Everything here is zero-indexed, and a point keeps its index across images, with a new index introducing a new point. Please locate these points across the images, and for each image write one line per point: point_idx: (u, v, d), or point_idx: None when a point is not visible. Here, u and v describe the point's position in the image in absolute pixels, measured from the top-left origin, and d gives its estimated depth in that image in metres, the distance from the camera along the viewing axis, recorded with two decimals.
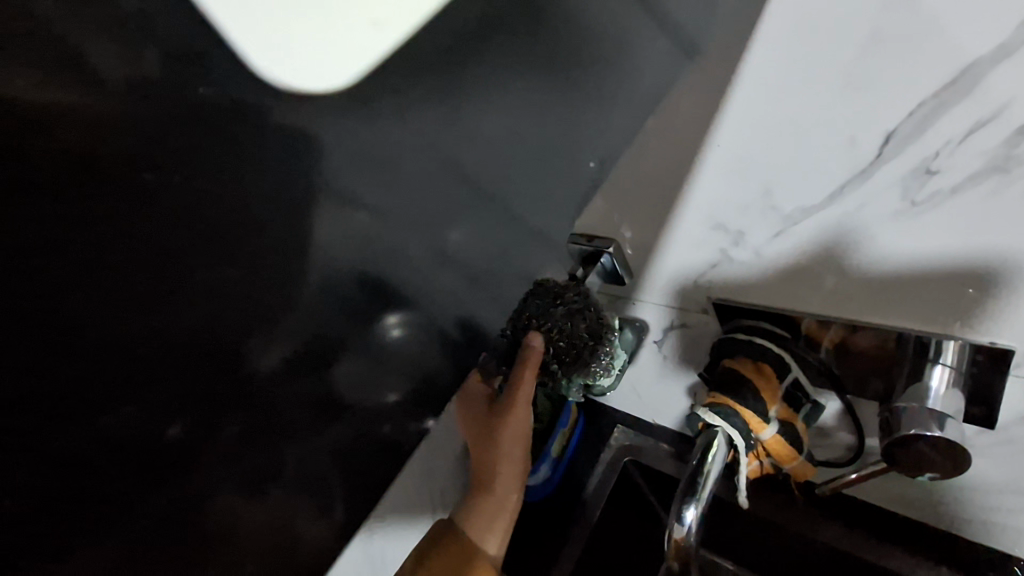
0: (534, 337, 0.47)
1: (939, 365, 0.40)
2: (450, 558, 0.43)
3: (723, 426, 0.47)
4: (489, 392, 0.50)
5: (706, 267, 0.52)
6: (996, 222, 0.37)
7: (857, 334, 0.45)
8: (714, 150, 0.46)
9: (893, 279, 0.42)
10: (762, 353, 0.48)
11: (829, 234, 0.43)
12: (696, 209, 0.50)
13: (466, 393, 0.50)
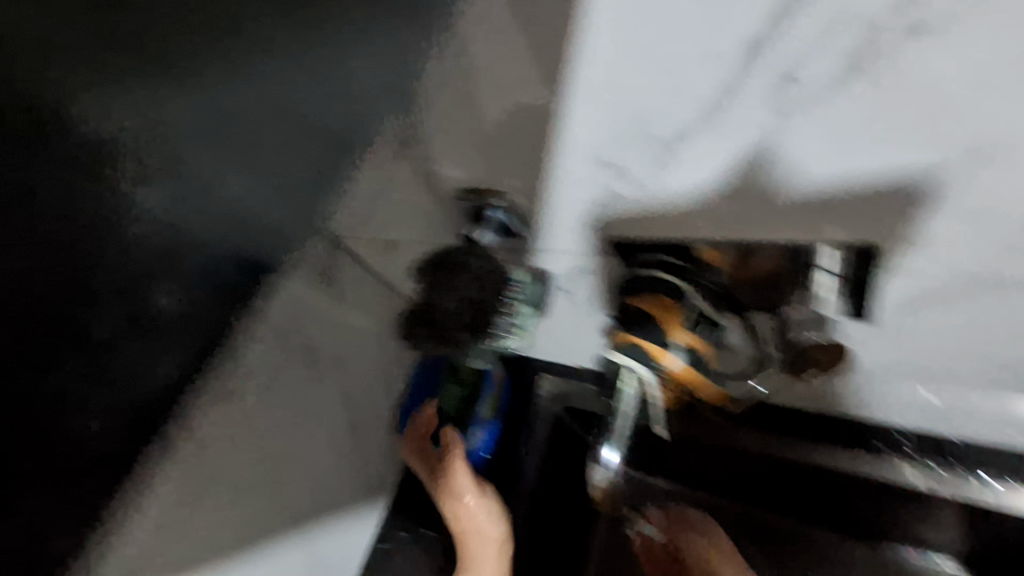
0: None
1: (826, 273, 0.44)
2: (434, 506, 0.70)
3: (631, 364, 0.47)
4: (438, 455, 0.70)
5: (594, 207, 0.47)
6: (881, 128, 0.36)
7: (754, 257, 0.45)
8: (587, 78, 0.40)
9: (814, 202, 0.40)
10: (663, 286, 0.47)
11: (716, 155, 0.40)
12: (576, 146, 0.44)
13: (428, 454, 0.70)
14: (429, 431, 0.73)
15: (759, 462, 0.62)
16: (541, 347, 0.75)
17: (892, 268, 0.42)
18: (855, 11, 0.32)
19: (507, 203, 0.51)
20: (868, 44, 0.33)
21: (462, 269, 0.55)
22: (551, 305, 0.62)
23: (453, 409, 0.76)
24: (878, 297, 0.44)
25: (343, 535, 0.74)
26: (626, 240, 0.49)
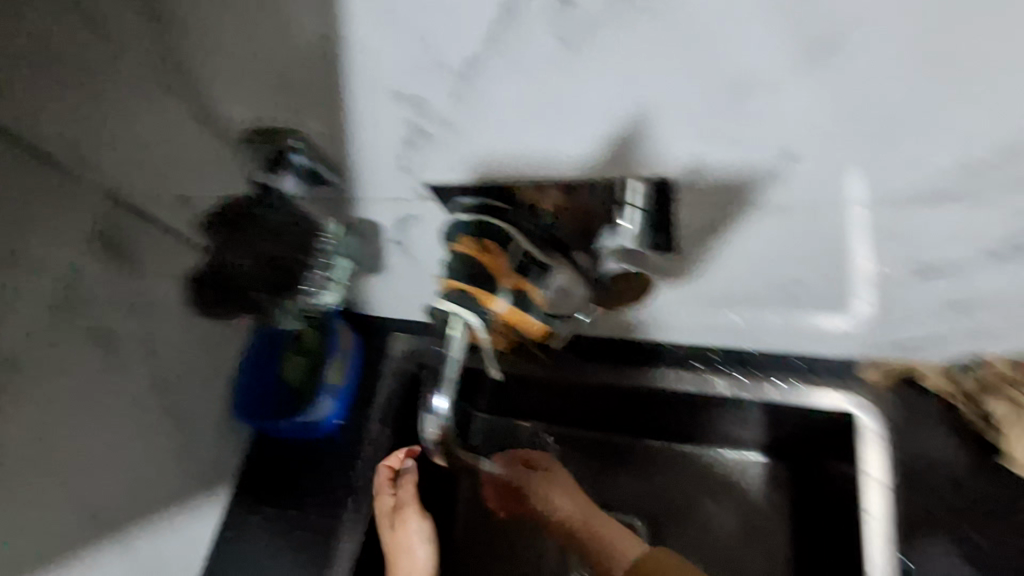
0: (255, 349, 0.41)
1: (630, 207, 0.41)
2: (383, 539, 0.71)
3: (455, 311, 0.46)
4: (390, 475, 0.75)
5: (407, 146, 0.42)
6: (728, 87, 0.31)
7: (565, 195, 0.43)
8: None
9: (649, 144, 0.36)
10: (486, 230, 0.45)
11: (514, 94, 0.35)
12: (365, 79, 0.37)
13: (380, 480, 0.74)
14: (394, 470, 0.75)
15: (585, 390, 0.72)
16: (386, 307, 0.81)
17: (683, 197, 0.41)
18: None
19: (307, 142, 0.44)
20: None
21: (262, 225, 0.53)
22: (385, 256, 0.59)
23: (302, 376, 0.79)
24: (679, 222, 0.44)
25: (180, 533, 0.72)
26: (446, 184, 0.45)
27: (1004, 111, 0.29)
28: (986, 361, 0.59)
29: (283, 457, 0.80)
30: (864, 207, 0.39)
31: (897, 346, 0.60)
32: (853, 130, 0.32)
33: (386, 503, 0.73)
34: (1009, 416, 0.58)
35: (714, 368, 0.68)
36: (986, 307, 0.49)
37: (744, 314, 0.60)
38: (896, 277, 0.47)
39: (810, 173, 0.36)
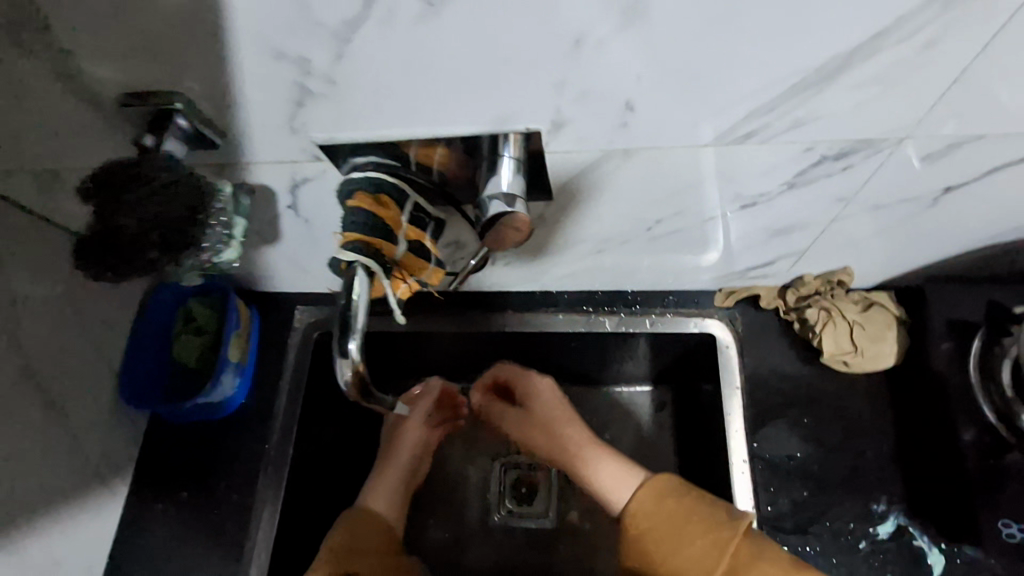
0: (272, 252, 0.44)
1: (506, 156, 0.46)
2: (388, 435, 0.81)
3: (357, 259, 0.47)
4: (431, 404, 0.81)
5: (294, 106, 0.43)
6: (585, 44, 0.36)
7: (447, 155, 0.49)
8: None
9: (526, 95, 0.41)
10: (379, 185, 0.48)
11: (393, 50, 0.37)
12: (244, 36, 0.38)
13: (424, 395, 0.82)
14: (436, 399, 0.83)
15: (483, 339, 0.79)
16: (283, 281, 0.82)
17: (552, 148, 0.47)
18: None
19: (189, 104, 0.43)
20: None
21: (135, 182, 0.41)
22: (280, 223, 0.62)
23: (198, 357, 0.79)
24: (549, 171, 0.50)
25: (79, 533, 0.71)
26: (338, 144, 0.48)
27: (796, 60, 0.37)
28: (801, 278, 0.71)
29: (186, 442, 0.80)
30: (690, 150, 0.47)
31: (741, 275, 0.72)
32: (671, 84, 0.39)
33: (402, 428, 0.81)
34: (822, 317, 0.70)
35: (597, 309, 0.77)
36: (797, 232, 0.61)
37: (616, 257, 0.68)
38: (726, 212, 0.57)
39: (645, 123, 0.43)
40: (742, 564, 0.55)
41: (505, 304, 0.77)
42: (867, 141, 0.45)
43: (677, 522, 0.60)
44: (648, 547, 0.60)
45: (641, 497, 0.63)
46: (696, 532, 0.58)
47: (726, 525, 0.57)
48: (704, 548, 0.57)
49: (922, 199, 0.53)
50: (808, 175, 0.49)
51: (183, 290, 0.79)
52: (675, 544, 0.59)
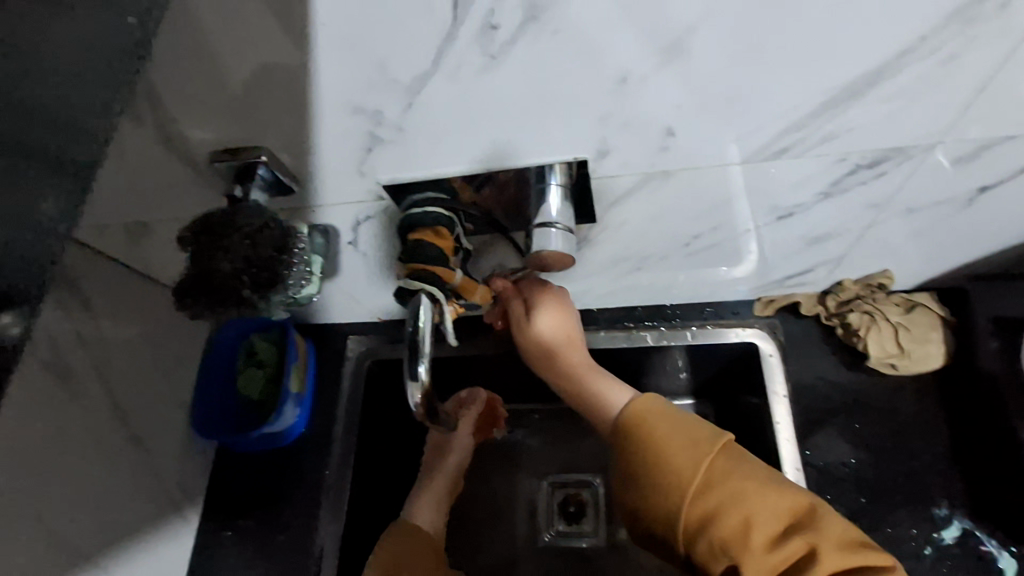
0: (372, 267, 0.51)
1: (553, 185, 0.50)
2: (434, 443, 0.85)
3: (423, 286, 0.51)
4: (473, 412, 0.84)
5: (364, 151, 0.48)
6: (632, 81, 0.40)
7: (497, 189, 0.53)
8: (317, 29, 0.37)
9: (577, 128, 0.45)
10: (437, 218, 0.52)
11: (457, 98, 0.41)
12: (325, 95, 0.42)
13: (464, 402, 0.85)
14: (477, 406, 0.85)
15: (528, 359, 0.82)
16: (337, 313, 0.86)
17: (597, 174, 0.51)
18: None
19: (271, 156, 0.49)
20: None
21: (229, 229, 0.46)
22: (340, 259, 0.67)
23: (260, 390, 0.83)
24: (592, 197, 0.54)
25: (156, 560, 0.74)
26: (400, 183, 0.52)
27: (829, 80, 0.40)
28: (841, 284, 0.72)
29: (250, 471, 0.84)
30: (727, 168, 0.50)
31: (779, 284, 0.74)
32: (711, 110, 0.42)
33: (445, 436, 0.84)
34: (864, 322, 0.71)
35: (637, 325, 0.80)
36: (833, 239, 0.62)
37: (655, 273, 0.71)
38: (763, 223, 0.59)
39: (685, 146, 0.46)
40: (719, 476, 0.51)
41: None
42: (897, 149, 0.47)
43: (663, 435, 0.55)
44: (633, 457, 0.55)
45: (633, 411, 0.57)
46: (677, 440, 0.54)
47: (705, 437, 0.54)
48: (685, 456, 0.53)
49: (957, 199, 0.55)
50: (843, 184, 0.52)
51: (245, 325, 0.83)
52: (661, 449, 0.54)
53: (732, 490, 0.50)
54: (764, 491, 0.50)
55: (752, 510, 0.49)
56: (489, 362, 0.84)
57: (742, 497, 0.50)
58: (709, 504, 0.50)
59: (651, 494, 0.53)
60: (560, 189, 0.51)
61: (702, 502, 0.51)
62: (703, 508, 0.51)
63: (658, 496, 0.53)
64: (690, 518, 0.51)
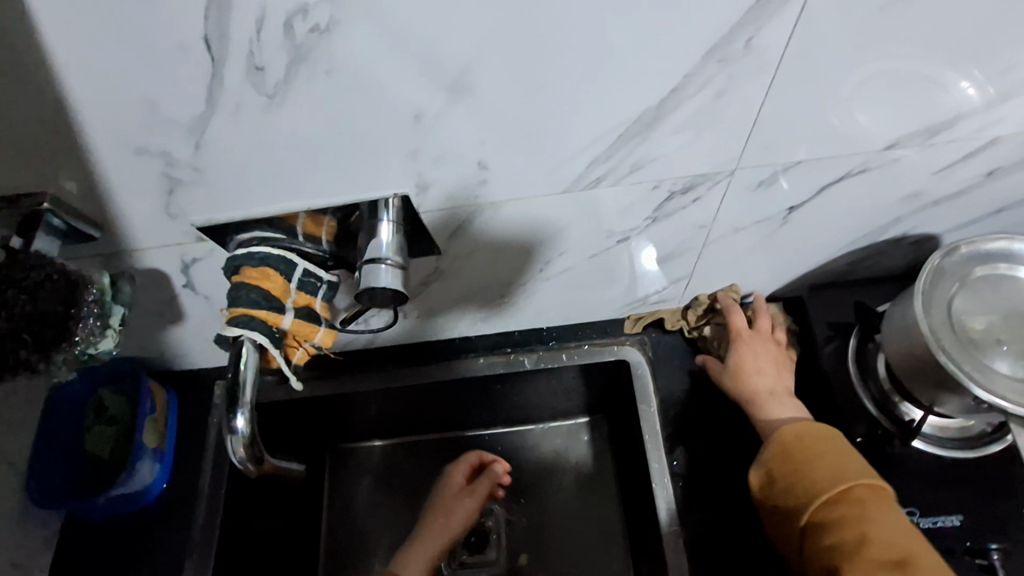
0: (230, 315, 0.49)
1: (383, 221, 0.49)
2: (438, 497, 0.83)
3: (246, 333, 0.48)
4: (493, 479, 0.83)
5: (166, 194, 0.45)
6: (425, 117, 0.40)
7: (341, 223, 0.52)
8: (70, 73, 0.35)
9: (388, 163, 0.44)
10: (264, 259, 0.50)
11: (248, 136, 0.41)
12: (103, 139, 0.40)
13: (467, 458, 0.86)
14: (494, 473, 0.84)
15: (405, 390, 0.82)
16: (200, 359, 0.81)
17: (426, 208, 0.50)
18: (311, 6, 0.33)
19: (58, 202, 0.44)
20: (302, 38, 0.35)
21: (4, 283, 0.41)
22: (181, 303, 0.63)
23: (111, 448, 0.77)
24: (429, 230, 0.54)
25: None
26: (218, 224, 0.50)
27: (612, 114, 0.42)
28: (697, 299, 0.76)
29: (104, 538, 0.76)
30: (552, 198, 0.51)
31: (639, 302, 0.77)
32: (514, 144, 0.44)
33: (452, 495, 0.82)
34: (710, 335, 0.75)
35: (516, 352, 0.81)
36: (678, 259, 0.65)
37: (522, 298, 0.71)
38: (606, 247, 0.61)
39: (502, 178, 0.47)
40: (861, 500, 0.52)
41: (426, 357, 0.83)
42: (703, 176, 0.50)
43: (822, 450, 0.56)
44: (778, 456, 0.58)
45: (800, 427, 0.59)
46: (836, 461, 0.55)
47: (860, 469, 0.54)
48: (835, 468, 0.55)
49: (772, 219, 0.58)
50: (665, 208, 0.54)
51: (93, 379, 0.76)
52: (808, 461, 0.56)
53: (862, 512, 0.51)
54: (896, 533, 0.50)
55: (873, 533, 0.50)
56: (369, 397, 0.82)
57: (866, 521, 0.51)
58: (835, 513, 0.52)
59: (786, 493, 0.56)
60: (395, 225, 0.50)
61: (828, 510, 0.53)
62: (829, 513, 0.52)
63: (785, 494, 0.55)
64: (810, 520, 0.53)
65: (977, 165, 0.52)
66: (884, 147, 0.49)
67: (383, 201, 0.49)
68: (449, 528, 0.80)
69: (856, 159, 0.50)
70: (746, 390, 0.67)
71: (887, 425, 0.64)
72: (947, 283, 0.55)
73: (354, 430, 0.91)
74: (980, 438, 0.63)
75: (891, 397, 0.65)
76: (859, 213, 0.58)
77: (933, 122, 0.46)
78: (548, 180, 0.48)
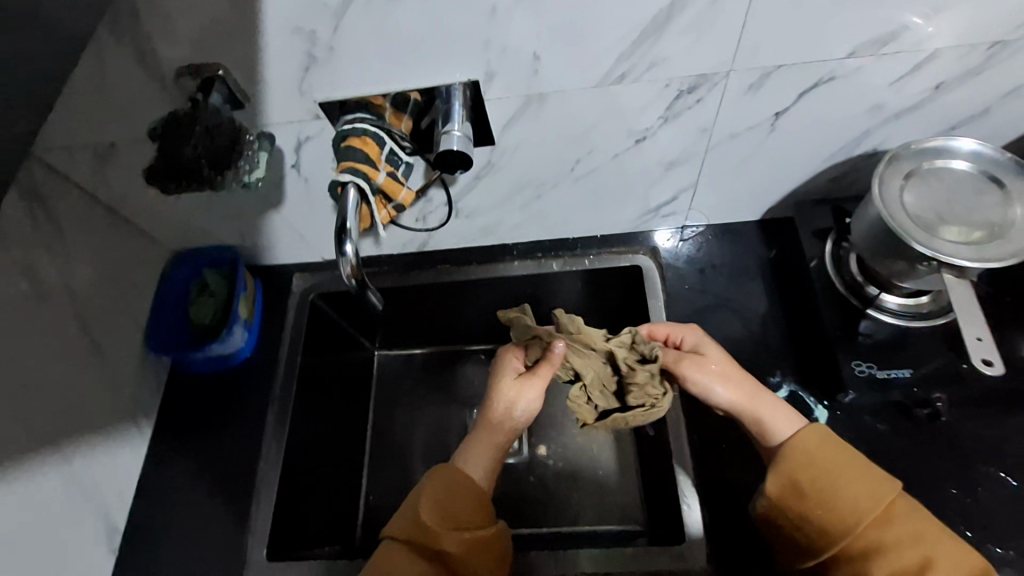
0: (342, 169, 0.64)
1: (457, 90, 0.64)
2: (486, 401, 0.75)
3: (351, 180, 0.63)
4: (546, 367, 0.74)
5: (303, 70, 0.61)
6: (501, 12, 0.56)
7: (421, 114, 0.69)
8: None
9: (467, 51, 0.60)
10: (364, 131, 0.65)
11: (373, 21, 0.56)
12: (272, 18, 0.56)
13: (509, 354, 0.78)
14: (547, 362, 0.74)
15: (452, 288, 0.97)
16: (284, 254, 0.98)
17: (491, 97, 0.66)
18: None
19: (227, 72, 0.61)
20: None
21: (193, 123, 0.58)
22: (285, 184, 0.79)
23: (211, 317, 0.90)
24: (490, 120, 0.69)
25: (113, 459, 0.83)
26: (333, 102, 0.66)
27: (636, 15, 0.57)
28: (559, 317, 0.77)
29: (200, 393, 0.93)
30: (586, 93, 0.66)
31: (653, 214, 0.92)
32: (563, 39, 0.59)
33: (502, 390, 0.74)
34: (647, 379, 0.75)
35: (545, 256, 0.96)
36: (684, 166, 0.80)
37: (553, 201, 0.86)
38: (625, 148, 0.75)
39: (550, 70, 0.62)
40: (902, 518, 0.61)
41: (468, 260, 0.98)
42: (704, 77, 0.64)
43: (845, 470, 0.65)
44: (802, 474, 0.65)
45: (816, 443, 0.67)
46: (867, 482, 0.63)
47: (886, 483, 0.63)
48: (871, 491, 0.63)
49: (761, 125, 0.72)
50: (674, 108, 0.69)
51: (199, 262, 0.94)
52: (843, 485, 0.64)
53: (911, 532, 0.60)
54: (940, 540, 0.60)
55: (930, 550, 0.59)
56: (420, 291, 0.97)
57: (920, 539, 0.60)
58: (889, 536, 0.61)
59: (825, 518, 0.64)
60: (466, 103, 0.66)
61: (880, 534, 0.61)
62: (885, 538, 0.61)
63: (831, 517, 0.63)
64: (859, 541, 0.62)
65: (925, 78, 0.66)
66: (844, 57, 0.63)
67: (456, 84, 0.64)
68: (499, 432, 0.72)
69: (824, 67, 0.64)
70: (728, 394, 0.72)
71: (854, 302, 0.78)
72: (894, 178, 0.68)
73: (403, 330, 1.06)
74: (931, 314, 0.76)
75: (859, 281, 0.78)
76: (832, 124, 0.73)
77: (883, 33, 0.60)
78: (585, 74, 0.63)
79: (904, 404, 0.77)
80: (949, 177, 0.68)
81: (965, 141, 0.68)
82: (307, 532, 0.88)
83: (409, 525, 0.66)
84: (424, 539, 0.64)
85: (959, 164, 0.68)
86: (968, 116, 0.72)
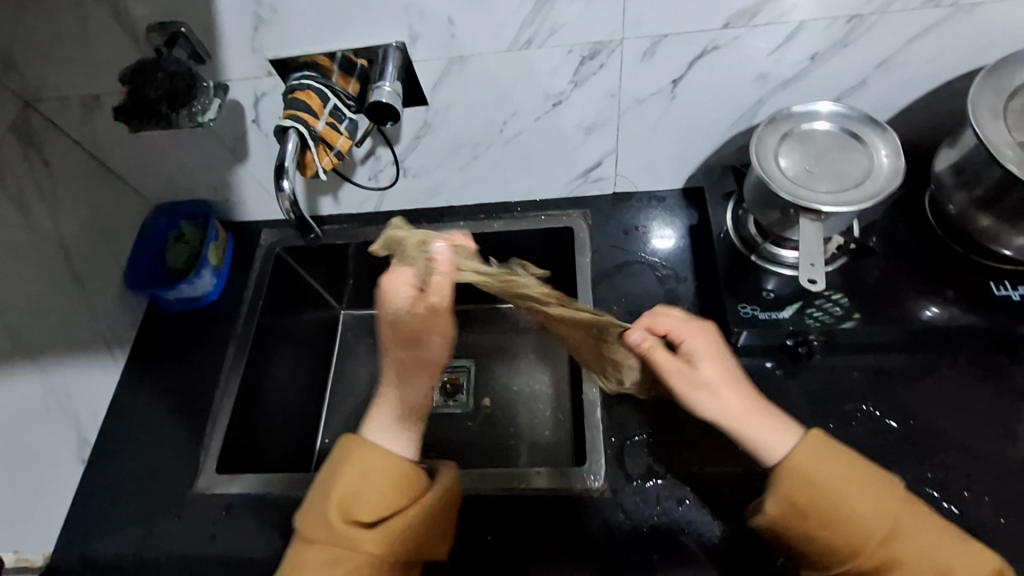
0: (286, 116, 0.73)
1: (390, 49, 0.75)
2: (390, 362, 0.71)
3: (293, 126, 0.73)
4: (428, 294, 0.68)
5: (253, 30, 0.73)
6: None
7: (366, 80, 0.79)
8: None
9: (391, 13, 0.71)
10: (309, 86, 0.75)
11: None
12: None
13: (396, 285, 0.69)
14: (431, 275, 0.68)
15: None
16: (253, 210, 1.08)
17: (417, 58, 0.77)
18: None
19: (189, 29, 0.72)
20: None
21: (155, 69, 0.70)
22: (246, 138, 0.89)
23: (184, 259, 1.01)
24: (421, 80, 0.80)
25: (87, 379, 0.93)
26: (281, 60, 0.76)
27: None
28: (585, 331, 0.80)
29: (170, 331, 1.03)
30: (500, 55, 0.76)
31: (583, 181, 1.01)
32: (470, 4, 0.69)
33: (391, 344, 0.70)
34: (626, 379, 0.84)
35: (488, 217, 1.05)
36: (601, 130, 0.89)
37: (489, 163, 0.96)
38: (546, 111, 0.85)
39: (465, 34, 0.73)
40: (913, 526, 0.62)
41: (419, 220, 1.08)
42: (601, 43, 0.74)
43: (845, 481, 0.63)
44: (800, 493, 0.63)
45: (815, 462, 0.64)
46: (875, 498, 0.62)
47: (894, 492, 0.63)
48: (881, 506, 0.62)
49: (662, 91, 0.82)
50: (581, 73, 0.78)
51: (175, 215, 1.04)
52: (851, 500, 0.62)
53: (919, 543, 0.61)
54: (951, 545, 0.61)
55: (941, 557, 0.60)
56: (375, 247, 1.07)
57: (931, 550, 0.60)
58: (907, 551, 0.60)
59: (831, 538, 0.62)
60: (398, 64, 0.76)
61: (888, 551, 0.61)
62: (897, 552, 0.61)
63: (844, 539, 0.62)
64: (871, 560, 0.61)
65: (797, 50, 0.75)
66: (720, 27, 0.72)
67: (386, 45, 0.74)
68: (417, 389, 0.71)
69: (704, 36, 0.73)
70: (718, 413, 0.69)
71: (747, 254, 0.87)
72: (772, 136, 0.77)
73: (362, 289, 1.15)
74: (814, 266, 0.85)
75: (753, 235, 0.87)
76: (726, 92, 0.82)
77: (748, 5, 0.70)
78: (495, 38, 0.73)
79: (787, 345, 0.86)
80: (820, 138, 0.76)
81: (825, 104, 0.77)
82: (260, 458, 0.97)
83: (324, 532, 0.63)
84: (344, 545, 0.63)
85: (823, 125, 0.77)
86: (849, 88, 0.81)
